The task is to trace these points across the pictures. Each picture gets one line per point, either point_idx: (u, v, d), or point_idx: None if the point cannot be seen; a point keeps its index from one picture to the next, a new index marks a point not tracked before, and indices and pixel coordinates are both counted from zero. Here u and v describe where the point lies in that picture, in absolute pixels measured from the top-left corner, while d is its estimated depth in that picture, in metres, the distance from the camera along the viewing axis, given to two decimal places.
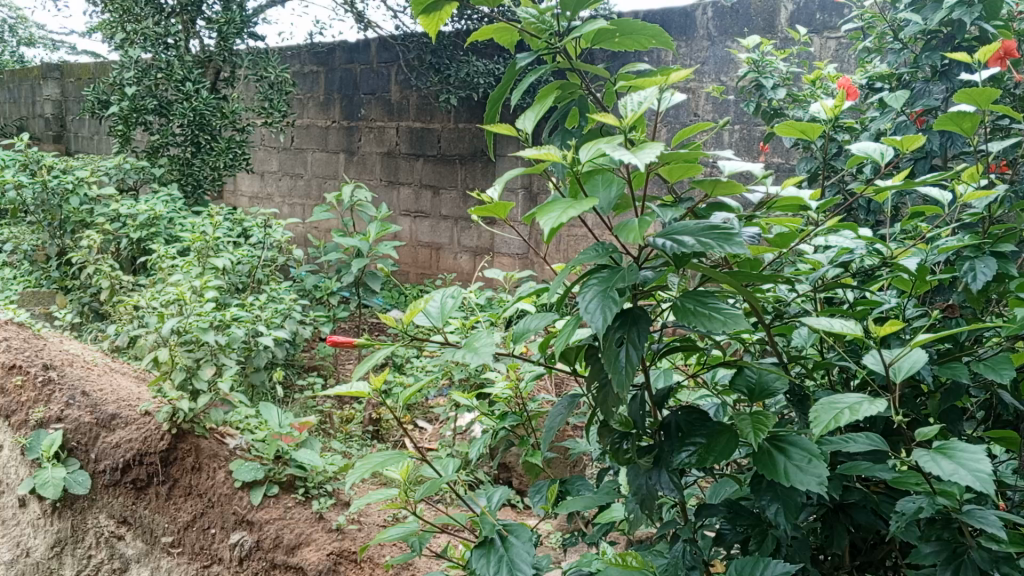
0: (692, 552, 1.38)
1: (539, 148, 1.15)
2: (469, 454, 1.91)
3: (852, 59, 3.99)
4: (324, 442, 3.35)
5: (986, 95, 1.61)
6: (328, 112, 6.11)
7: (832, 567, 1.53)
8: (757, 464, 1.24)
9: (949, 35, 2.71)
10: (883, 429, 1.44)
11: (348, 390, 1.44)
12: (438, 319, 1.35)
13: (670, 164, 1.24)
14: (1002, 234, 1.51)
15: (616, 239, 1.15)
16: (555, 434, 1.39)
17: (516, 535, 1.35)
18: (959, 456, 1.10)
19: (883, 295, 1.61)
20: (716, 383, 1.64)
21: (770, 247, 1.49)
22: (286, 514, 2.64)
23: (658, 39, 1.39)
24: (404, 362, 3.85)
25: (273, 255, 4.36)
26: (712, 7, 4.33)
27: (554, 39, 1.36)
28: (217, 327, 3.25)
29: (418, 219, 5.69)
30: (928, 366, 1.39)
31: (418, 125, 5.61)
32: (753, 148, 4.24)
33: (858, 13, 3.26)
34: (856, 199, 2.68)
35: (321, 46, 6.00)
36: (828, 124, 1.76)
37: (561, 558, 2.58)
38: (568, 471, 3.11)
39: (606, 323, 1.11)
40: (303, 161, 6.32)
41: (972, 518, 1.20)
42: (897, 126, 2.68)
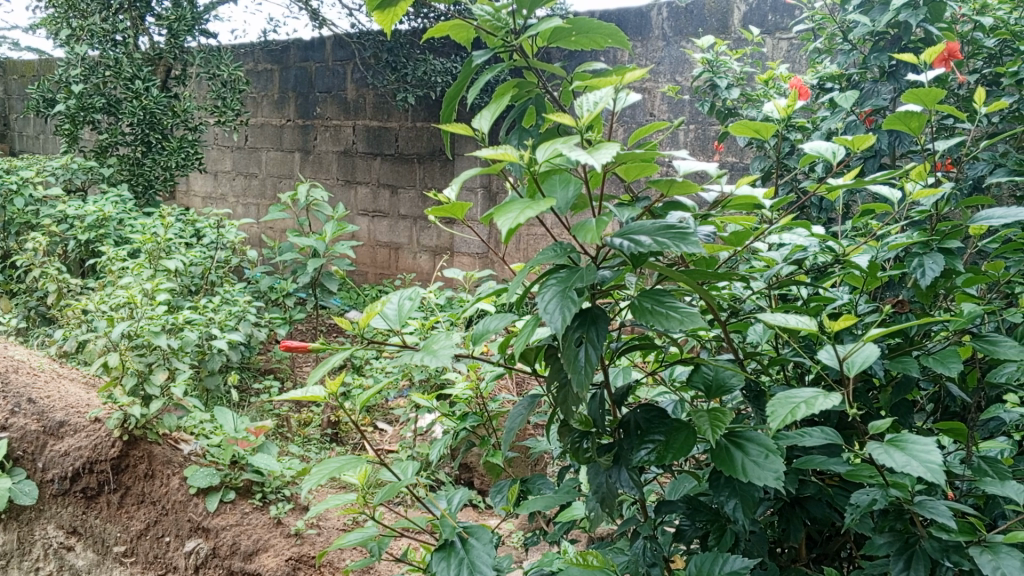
0: (652, 549, 1.39)
1: (494, 147, 1.14)
2: (430, 456, 1.90)
3: (803, 60, 4.05)
4: (282, 446, 3.31)
5: (933, 95, 1.65)
6: (283, 110, 6.03)
7: (789, 560, 1.56)
8: (715, 460, 1.25)
9: (895, 36, 2.78)
10: (837, 423, 1.46)
11: (302, 394, 1.41)
12: (396, 321, 1.34)
13: (626, 164, 1.24)
14: (948, 231, 1.55)
15: (574, 239, 1.15)
16: (514, 434, 1.38)
17: (476, 537, 1.34)
18: (911, 448, 1.12)
19: (836, 291, 1.64)
20: (674, 380, 1.66)
21: (724, 246, 1.51)
22: (243, 520, 2.59)
23: (613, 38, 1.39)
24: (363, 364, 3.81)
25: (227, 256, 4.29)
26: (666, 7, 4.38)
27: (510, 37, 1.35)
28: (169, 331, 3.19)
29: (376, 219, 5.64)
30: (879, 361, 1.42)
31: (375, 124, 5.56)
32: (707, 147, 4.29)
33: (809, 15, 3.31)
34: (809, 198, 2.74)
35: (275, 44, 5.91)
36: (781, 123, 1.78)
37: (524, 557, 2.59)
38: (528, 471, 3.12)
39: (565, 323, 1.11)
40: (257, 161, 6.23)
41: (923, 509, 1.23)
42: (847, 125, 2.73)
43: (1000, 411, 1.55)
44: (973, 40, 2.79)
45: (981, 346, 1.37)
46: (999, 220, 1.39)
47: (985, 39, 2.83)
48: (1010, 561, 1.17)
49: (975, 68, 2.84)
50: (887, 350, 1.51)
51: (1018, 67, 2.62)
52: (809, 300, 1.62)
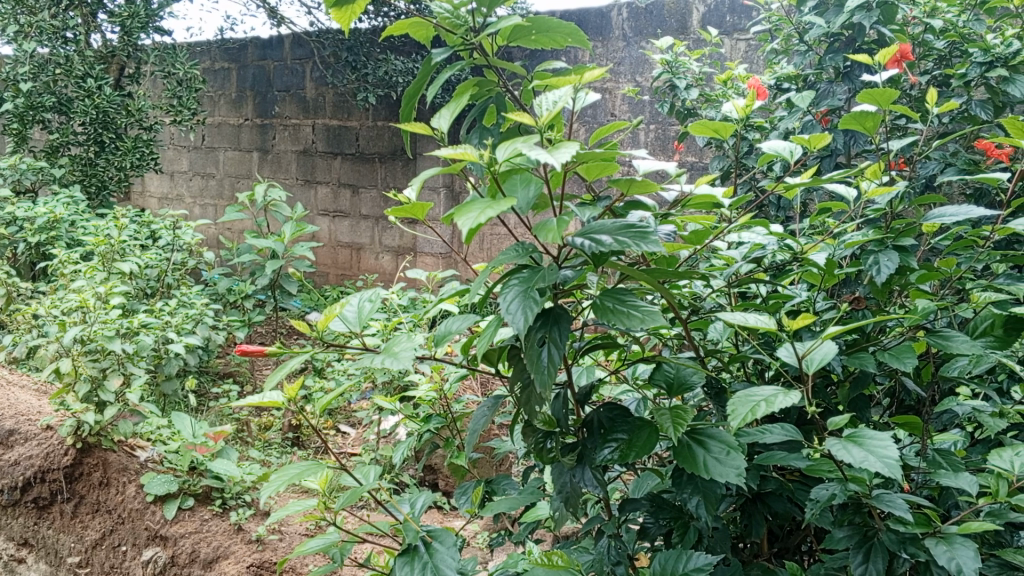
0: (616, 547, 1.39)
1: (455, 147, 1.13)
2: (392, 459, 1.87)
3: (760, 60, 4.10)
4: (242, 451, 3.26)
5: (886, 95, 1.67)
6: (241, 109, 5.94)
7: (751, 555, 1.58)
8: (677, 457, 1.26)
9: (849, 38, 2.83)
10: (797, 419, 1.48)
11: (259, 400, 1.37)
12: (356, 324, 1.31)
13: (587, 163, 1.24)
14: (903, 229, 1.57)
15: (536, 239, 1.14)
16: (478, 435, 1.37)
17: (440, 541, 1.33)
18: (869, 443, 1.13)
19: (795, 289, 1.65)
20: (637, 379, 1.66)
21: (684, 244, 1.52)
22: (202, 528, 2.53)
23: (573, 38, 1.39)
24: (325, 366, 3.78)
25: (183, 258, 4.22)
26: (626, 8, 4.40)
27: (469, 34, 1.34)
28: (124, 335, 3.11)
29: (337, 219, 5.58)
30: (838, 357, 1.44)
31: (335, 123, 5.50)
32: (667, 147, 4.33)
33: (766, 16, 3.35)
34: (767, 197, 2.82)
35: (232, 42, 5.82)
36: (739, 123, 1.79)
37: (489, 558, 2.58)
38: (493, 471, 3.11)
39: (527, 323, 1.10)
40: (214, 161, 6.12)
41: (881, 502, 1.25)
42: (805, 125, 2.78)
43: (953, 404, 1.57)
44: (923, 41, 2.86)
45: (935, 342, 1.40)
46: (952, 217, 1.41)
47: (935, 41, 2.90)
48: (964, 552, 1.20)
49: (926, 69, 2.91)
50: (845, 345, 1.53)
51: (967, 68, 2.69)
52: (768, 297, 1.64)
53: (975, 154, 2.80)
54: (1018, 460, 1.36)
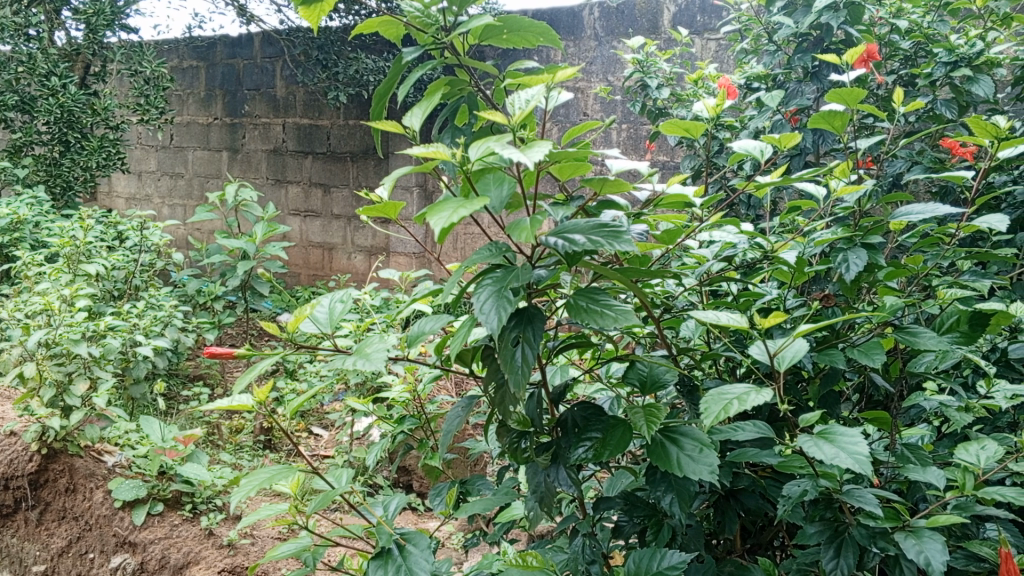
0: (591, 545, 1.39)
1: (426, 146, 1.12)
2: (365, 462, 1.86)
3: (730, 60, 4.14)
4: (212, 454, 3.22)
5: (854, 95, 1.69)
6: (210, 108, 5.86)
7: (725, 551, 1.59)
8: (651, 455, 1.26)
9: (817, 38, 2.87)
10: (768, 416, 1.50)
11: (228, 403, 1.34)
12: (327, 325, 1.29)
13: (560, 163, 1.24)
14: (871, 227, 1.58)
15: (509, 238, 1.14)
16: (452, 436, 1.37)
17: (413, 544, 1.32)
18: (840, 440, 1.14)
19: (766, 287, 1.67)
20: (610, 377, 1.67)
21: (657, 244, 1.53)
22: (172, 533, 2.49)
23: (544, 37, 1.38)
24: (297, 367, 3.75)
25: (151, 260, 4.15)
26: (598, 7, 4.42)
27: (440, 34, 1.33)
28: (90, 338, 3.05)
29: (308, 219, 5.54)
30: (809, 354, 1.45)
31: (306, 122, 5.45)
32: (639, 146, 4.35)
33: (736, 16, 3.37)
34: (738, 195, 2.86)
35: (200, 40, 5.74)
36: (710, 122, 1.80)
37: (464, 559, 2.57)
38: (468, 471, 3.11)
39: (501, 323, 1.10)
40: (183, 160, 6.04)
41: (852, 497, 1.26)
42: (775, 124, 2.81)
43: (921, 399, 1.60)
44: (890, 42, 2.90)
45: (903, 339, 1.41)
46: (919, 216, 1.42)
47: (901, 41, 2.94)
48: (932, 545, 1.21)
49: (892, 69, 2.96)
50: (815, 342, 1.54)
51: (932, 68, 2.73)
52: (739, 296, 1.65)
53: (940, 153, 2.85)
54: (983, 454, 1.40)
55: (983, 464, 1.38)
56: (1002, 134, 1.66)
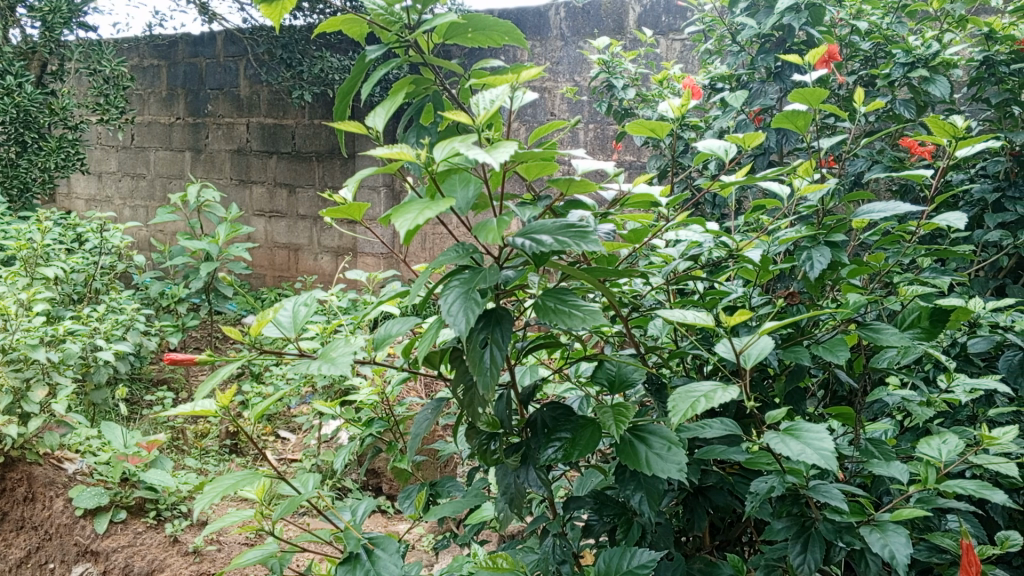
0: (562, 545, 1.39)
1: (391, 146, 1.11)
2: (333, 466, 1.83)
3: (695, 61, 4.18)
4: (177, 460, 3.17)
5: (817, 94, 1.71)
6: (171, 108, 5.77)
7: (694, 548, 1.60)
8: (620, 455, 1.26)
9: (780, 39, 2.90)
10: (736, 413, 1.51)
11: (190, 409, 1.31)
12: (291, 329, 1.27)
13: (526, 163, 1.24)
14: (834, 225, 1.60)
15: (476, 239, 1.13)
16: (421, 439, 1.36)
17: (382, 548, 1.30)
18: (805, 436, 1.15)
19: (731, 285, 1.68)
20: (579, 376, 1.68)
21: (624, 243, 1.54)
22: (136, 541, 2.44)
23: (509, 36, 1.38)
24: (262, 370, 3.70)
25: (112, 262, 4.08)
26: (564, 7, 4.42)
27: (404, 31, 1.32)
28: (49, 343, 2.98)
29: (273, 219, 5.48)
30: (774, 352, 1.47)
31: (270, 121, 5.39)
32: (606, 146, 4.37)
33: (700, 17, 3.39)
34: (703, 195, 2.90)
35: (161, 39, 5.64)
36: (675, 122, 1.81)
37: (434, 561, 2.56)
38: (438, 473, 3.10)
39: (469, 325, 1.09)
40: (144, 161, 5.93)
41: (817, 492, 1.27)
42: (739, 124, 2.84)
43: (884, 394, 1.62)
44: (850, 43, 2.94)
45: (866, 335, 1.43)
46: (881, 214, 1.44)
47: (861, 42, 2.99)
48: (896, 538, 1.23)
49: (853, 69, 3.00)
50: (780, 339, 1.56)
51: (891, 68, 2.78)
52: (706, 294, 1.66)
53: (899, 152, 2.92)
54: (945, 447, 1.42)
55: (944, 457, 1.40)
56: (960, 133, 1.69)
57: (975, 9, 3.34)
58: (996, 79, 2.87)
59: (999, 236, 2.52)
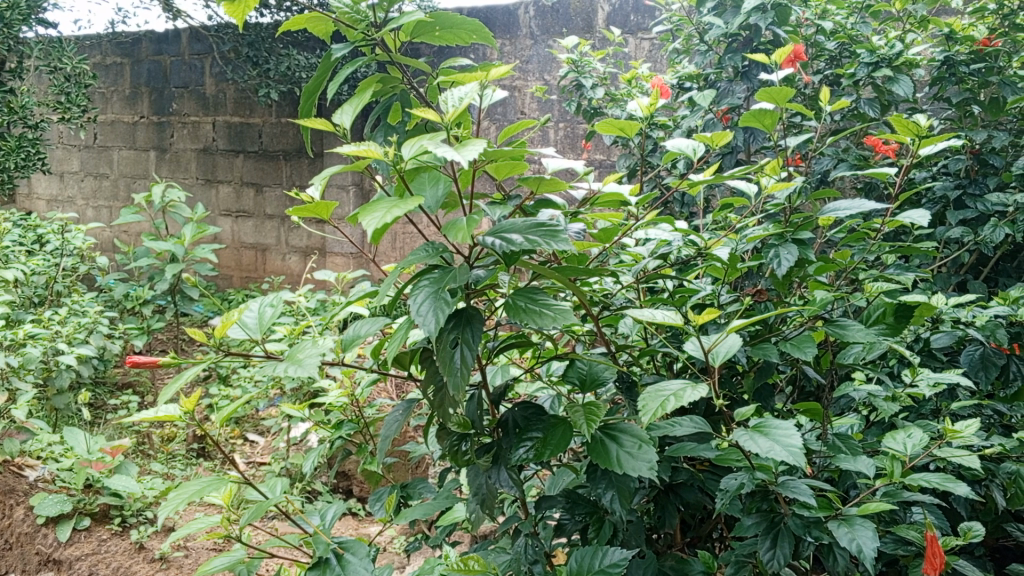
0: (534, 545, 1.39)
1: (358, 144, 1.09)
2: (302, 469, 1.81)
3: (663, 60, 4.21)
4: (142, 465, 3.11)
5: (783, 94, 1.72)
6: (135, 106, 5.67)
7: (665, 545, 1.61)
8: (592, 454, 1.26)
9: (747, 38, 2.93)
10: (705, 410, 1.53)
11: (153, 414, 1.28)
12: (257, 331, 1.25)
13: (495, 162, 1.23)
14: (801, 222, 1.61)
15: (445, 239, 1.12)
16: (391, 440, 1.34)
17: (352, 552, 1.29)
18: (774, 433, 1.16)
19: (700, 283, 1.68)
20: (550, 375, 1.68)
21: (594, 242, 1.54)
22: (100, 548, 2.40)
23: (477, 34, 1.37)
24: (230, 373, 3.66)
25: (73, 264, 3.99)
26: (533, 6, 4.41)
27: (370, 30, 1.31)
28: (9, 348, 2.91)
29: (240, 219, 5.41)
30: (743, 349, 1.48)
31: (236, 120, 5.32)
32: (576, 145, 4.38)
33: (667, 16, 3.41)
34: (672, 194, 2.92)
35: (124, 36, 5.54)
36: (644, 121, 1.81)
37: (406, 563, 2.54)
38: (409, 474, 3.08)
39: (438, 325, 1.08)
40: (107, 160, 5.82)
41: (786, 488, 1.27)
42: (707, 123, 2.86)
43: (851, 390, 1.64)
44: (815, 42, 2.98)
45: (833, 331, 1.44)
46: (846, 212, 1.45)
47: (827, 42, 3.02)
48: (863, 532, 1.24)
49: (819, 68, 3.04)
50: (749, 336, 1.57)
51: (855, 68, 2.82)
52: (675, 292, 1.66)
53: (864, 151, 2.96)
54: (910, 442, 1.44)
55: (909, 451, 1.41)
56: (923, 132, 1.71)
57: (936, 9, 3.40)
58: (956, 78, 2.91)
59: (960, 232, 2.56)
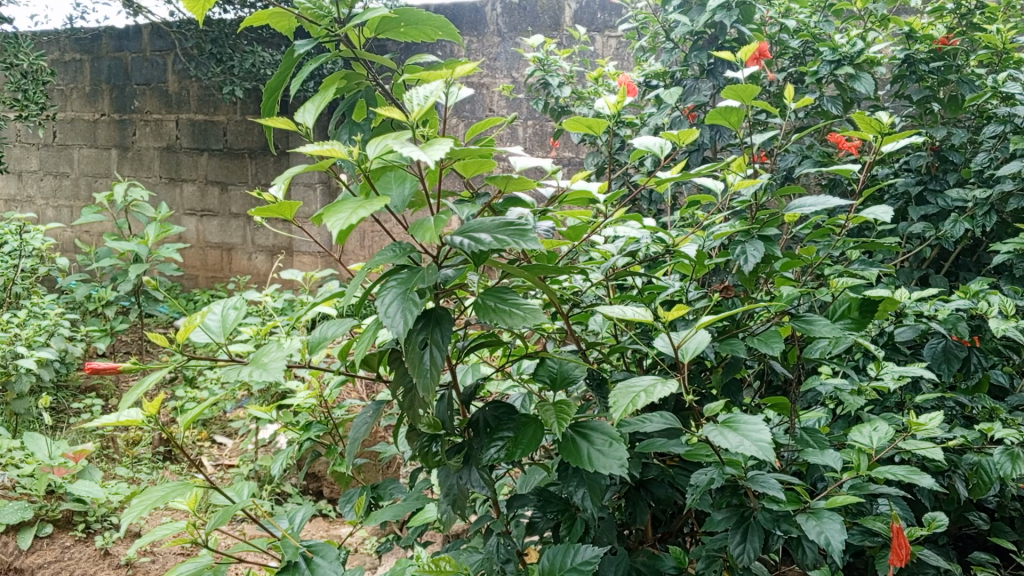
0: (506, 544, 1.38)
1: (322, 143, 1.07)
2: (270, 472, 1.78)
3: (629, 58, 4.23)
4: (107, 470, 3.05)
5: (749, 91, 1.73)
6: (95, 104, 5.55)
7: (637, 541, 1.62)
8: (562, 453, 1.26)
9: (712, 36, 2.96)
10: (674, 406, 1.54)
11: (114, 420, 1.24)
12: (221, 334, 1.23)
13: (464, 160, 1.22)
14: (767, 219, 1.62)
15: (413, 239, 1.11)
16: (360, 443, 1.33)
17: (321, 556, 1.27)
18: (743, 428, 1.17)
19: (669, 280, 1.69)
20: (521, 373, 1.67)
21: (563, 240, 1.54)
22: (63, 556, 2.35)
23: (443, 31, 1.36)
24: (197, 375, 3.60)
25: (33, 265, 3.90)
26: (500, 3, 4.40)
27: (334, 26, 1.29)
28: None
29: (205, 218, 5.33)
30: (711, 345, 1.49)
31: (200, 118, 5.24)
32: (545, 142, 4.38)
33: (634, 14, 3.42)
34: (640, 191, 2.95)
35: (83, 32, 5.42)
36: (612, 119, 1.81)
37: (377, 564, 2.53)
38: (379, 475, 3.07)
39: (407, 326, 1.07)
40: (67, 159, 5.70)
41: (755, 483, 1.28)
42: (673, 120, 2.88)
43: (818, 383, 1.65)
44: (779, 41, 3.02)
45: (799, 326, 1.45)
46: (812, 208, 1.47)
47: (790, 40, 3.06)
48: (831, 525, 1.25)
49: (783, 66, 3.08)
50: (716, 332, 1.58)
51: (819, 66, 2.85)
52: (644, 289, 1.67)
53: (828, 148, 3.00)
54: (876, 435, 1.46)
55: (875, 444, 1.43)
56: (885, 129, 1.72)
57: (896, 8, 3.47)
58: (916, 76, 2.96)
59: (922, 228, 2.61)
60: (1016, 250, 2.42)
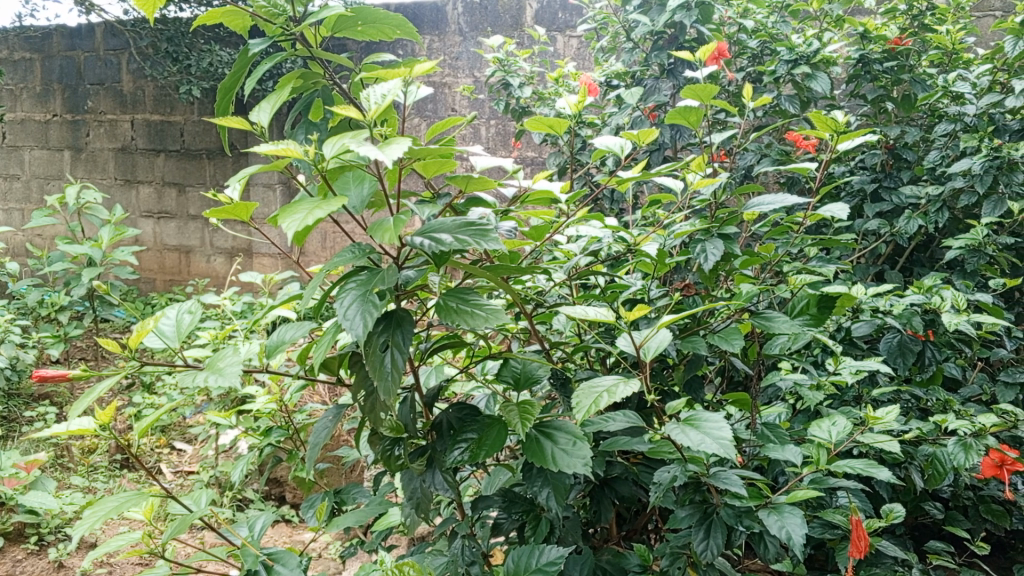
0: (470, 546, 1.37)
1: (276, 143, 1.05)
2: (231, 478, 1.76)
3: (589, 58, 4.26)
4: (61, 479, 2.98)
5: (708, 91, 1.74)
6: (46, 104, 5.41)
7: (602, 540, 1.64)
8: (526, 452, 1.25)
9: (672, 36, 2.98)
10: (637, 404, 1.55)
11: (65, 429, 1.20)
12: (175, 339, 1.20)
13: (423, 160, 1.21)
14: (727, 217, 1.63)
15: (372, 240, 1.09)
16: (320, 447, 1.31)
17: (282, 564, 1.25)
18: (705, 426, 1.17)
19: (631, 279, 1.69)
20: (484, 373, 1.66)
21: (525, 240, 1.53)
22: (16, 569, 2.29)
23: (401, 29, 1.34)
24: (154, 380, 3.53)
25: None
26: (461, 2, 4.38)
27: (289, 25, 1.27)
28: None
29: (162, 220, 5.23)
30: (672, 342, 1.49)
31: (156, 118, 5.14)
32: (507, 143, 4.38)
33: (593, 14, 3.43)
34: (601, 190, 2.97)
35: (33, 30, 5.28)
36: (573, 118, 1.81)
37: (341, 569, 2.50)
38: (343, 479, 3.04)
39: (367, 328, 1.06)
40: (17, 160, 5.54)
41: (718, 479, 1.29)
42: (634, 120, 2.90)
43: (778, 379, 1.66)
44: (738, 41, 3.06)
45: (758, 323, 1.46)
46: (770, 207, 1.48)
47: (748, 40, 3.10)
48: (792, 519, 1.26)
49: (741, 66, 3.11)
50: (678, 330, 1.59)
51: (776, 66, 2.89)
52: (606, 288, 1.67)
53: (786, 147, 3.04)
54: (835, 429, 1.48)
55: (834, 438, 1.45)
56: (841, 128, 1.75)
57: (851, 9, 3.53)
58: (871, 76, 3.02)
59: (877, 224, 2.66)
60: (968, 246, 2.48)
